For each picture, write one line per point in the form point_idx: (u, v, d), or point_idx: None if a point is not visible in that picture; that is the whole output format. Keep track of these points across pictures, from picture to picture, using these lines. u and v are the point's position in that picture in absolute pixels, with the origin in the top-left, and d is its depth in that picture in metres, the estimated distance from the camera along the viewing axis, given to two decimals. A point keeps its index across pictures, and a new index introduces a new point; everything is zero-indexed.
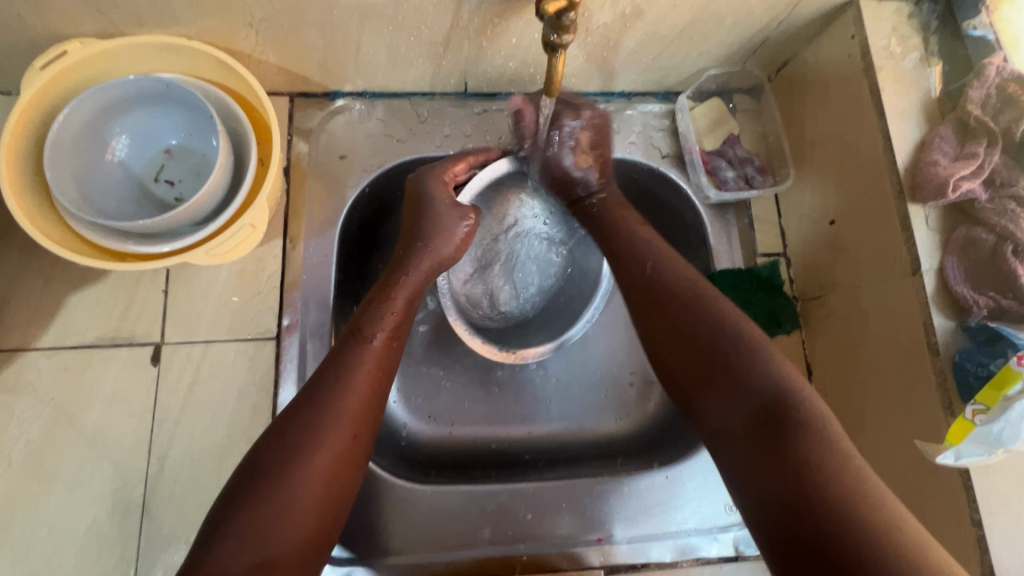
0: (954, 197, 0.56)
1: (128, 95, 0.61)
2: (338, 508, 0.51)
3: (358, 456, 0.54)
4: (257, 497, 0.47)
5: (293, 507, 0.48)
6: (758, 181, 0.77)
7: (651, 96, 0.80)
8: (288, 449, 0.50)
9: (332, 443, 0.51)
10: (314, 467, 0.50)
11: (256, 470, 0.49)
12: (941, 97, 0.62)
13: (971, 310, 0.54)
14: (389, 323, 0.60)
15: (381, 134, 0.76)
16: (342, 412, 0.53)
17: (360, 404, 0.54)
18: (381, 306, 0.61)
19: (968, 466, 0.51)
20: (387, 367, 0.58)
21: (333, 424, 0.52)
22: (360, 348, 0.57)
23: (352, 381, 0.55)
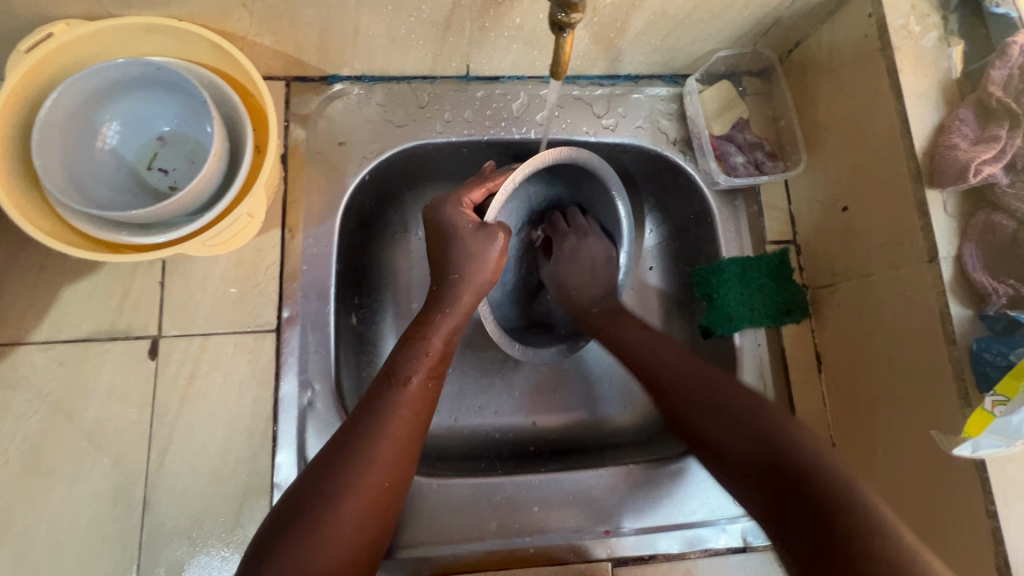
0: (975, 181, 0.54)
1: (118, 79, 0.59)
2: (371, 554, 0.50)
3: (393, 499, 0.52)
4: (292, 544, 0.46)
5: (328, 556, 0.47)
6: (769, 166, 0.75)
7: (658, 80, 0.78)
8: (323, 498, 0.49)
9: (364, 492, 0.50)
10: (351, 515, 0.49)
11: (291, 518, 0.48)
12: (962, 78, 0.59)
13: (989, 298, 0.53)
14: (425, 363, 0.58)
15: (381, 119, 0.73)
16: (378, 457, 0.51)
17: (398, 452, 0.53)
18: (419, 345, 0.59)
19: (984, 457, 0.50)
20: (425, 408, 0.57)
21: (369, 469, 0.51)
22: (396, 390, 0.55)
23: (389, 425, 0.53)
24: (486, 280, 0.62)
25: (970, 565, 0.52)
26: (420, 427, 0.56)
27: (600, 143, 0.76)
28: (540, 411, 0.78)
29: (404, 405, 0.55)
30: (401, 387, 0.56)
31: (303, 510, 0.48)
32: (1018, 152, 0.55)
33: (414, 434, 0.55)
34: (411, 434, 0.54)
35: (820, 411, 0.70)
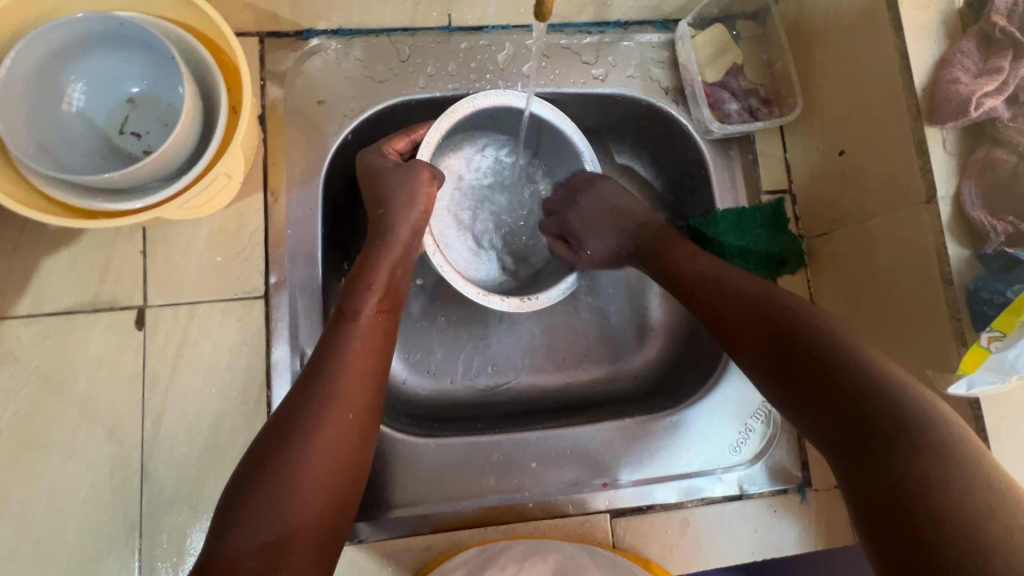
0: (977, 115, 0.52)
1: (79, 36, 0.56)
2: (351, 483, 0.50)
3: (361, 432, 0.52)
4: (263, 483, 0.46)
5: (299, 489, 0.46)
6: (764, 113, 0.73)
7: (648, 25, 0.75)
8: (287, 435, 0.48)
9: (334, 423, 0.50)
10: (324, 446, 0.48)
11: (258, 459, 0.47)
12: (964, 9, 0.57)
13: (988, 237, 0.52)
14: (376, 297, 0.58)
15: (360, 76, 0.70)
16: (342, 387, 0.51)
17: (363, 383, 0.53)
18: (365, 279, 0.58)
19: (979, 395, 0.50)
20: (380, 340, 0.56)
21: (331, 403, 0.50)
22: (349, 327, 0.55)
23: (349, 357, 0.53)
24: (417, 219, 0.63)
25: None
26: (382, 356, 0.56)
27: (589, 93, 0.74)
28: (535, 367, 0.78)
29: (361, 337, 0.55)
30: (356, 319, 0.56)
31: (273, 447, 0.48)
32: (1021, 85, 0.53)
33: (375, 365, 0.54)
34: (370, 362, 0.54)
35: None
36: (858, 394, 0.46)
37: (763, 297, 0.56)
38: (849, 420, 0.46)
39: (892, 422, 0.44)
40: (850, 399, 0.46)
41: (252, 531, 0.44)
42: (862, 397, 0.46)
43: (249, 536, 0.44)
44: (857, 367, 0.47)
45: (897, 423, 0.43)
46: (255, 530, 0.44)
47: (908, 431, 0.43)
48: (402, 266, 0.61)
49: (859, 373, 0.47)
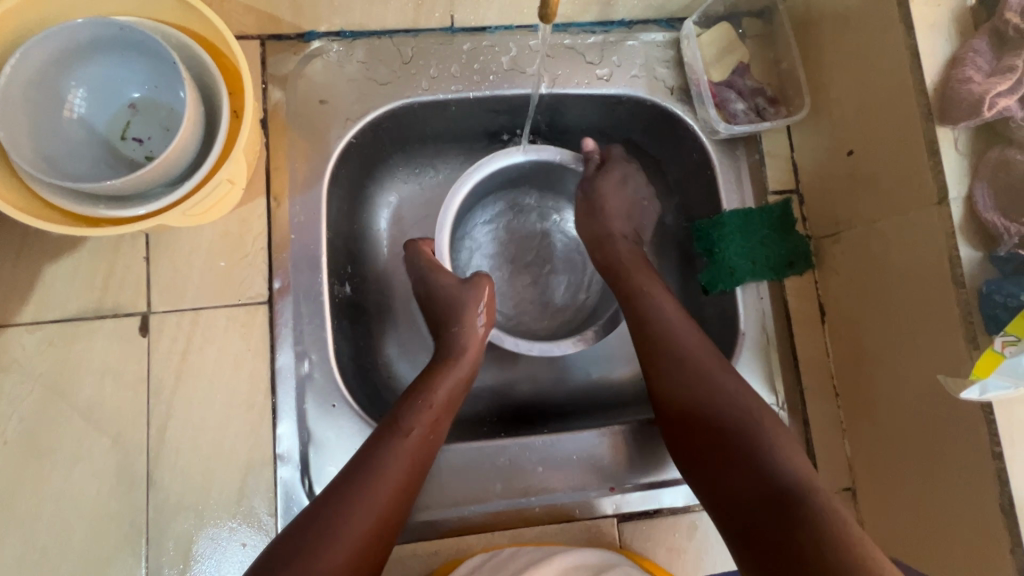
0: (990, 116, 0.51)
1: (79, 41, 0.55)
2: (382, 554, 0.51)
3: (405, 503, 0.54)
4: (314, 532, 0.48)
5: (343, 544, 0.48)
6: (770, 113, 0.72)
7: (653, 25, 0.74)
8: (348, 488, 0.51)
9: (384, 492, 0.52)
10: (368, 511, 0.50)
11: (317, 510, 0.50)
12: (976, 7, 0.56)
13: (1001, 238, 0.51)
14: (456, 374, 0.62)
15: (363, 77, 0.70)
16: (400, 457, 0.54)
17: (416, 458, 0.55)
18: (433, 364, 0.62)
19: (992, 399, 0.49)
20: (445, 416, 0.59)
21: (396, 464, 0.53)
22: (422, 397, 0.59)
23: (407, 431, 0.56)
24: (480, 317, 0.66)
25: (973, 506, 0.52)
26: (437, 432, 0.58)
27: (594, 94, 0.73)
28: (539, 372, 0.77)
29: (421, 411, 0.57)
30: (427, 395, 0.59)
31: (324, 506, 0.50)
32: None
33: (434, 442, 0.58)
34: (428, 437, 0.57)
35: (823, 361, 0.69)
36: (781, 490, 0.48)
37: (703, 384, 0.57)
38: (782, 525, 0.46)
39: (808, 526, 0.45)
40: (770, 503, 0.48)
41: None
42: (799, 492, 0.48)
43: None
44: (811, 488, 0.48)
45: (814, 530, 0.45)
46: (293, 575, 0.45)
47: (811, 514, 0.46)
48: (478, 352, 0.65)
49: (788, 474, 0.49)
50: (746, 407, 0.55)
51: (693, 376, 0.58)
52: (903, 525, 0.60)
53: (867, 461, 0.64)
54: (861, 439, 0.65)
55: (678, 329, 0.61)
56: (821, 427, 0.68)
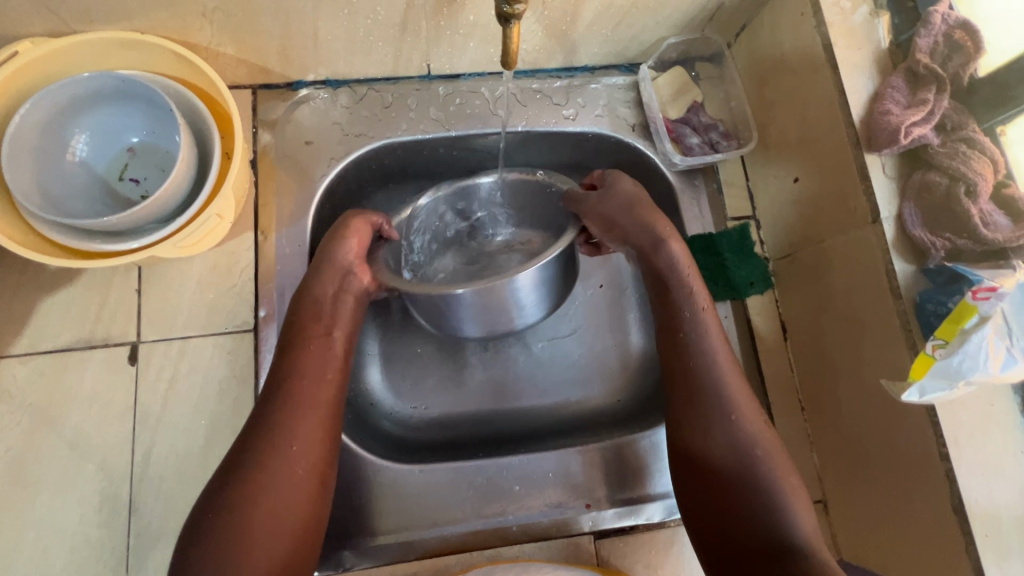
0: (907, 143, 0.57)
1: (84, 92, 0.61)
2: (309, 514, 0.54)
3: (315, 462, 0.55)
4: (217, 516, 0.51)
5: (248, 525, 0.50)
6: (724, 146, 0.77)
7: (614, 70, 0.81)
8: (236, 469, 0.53)
9: (276, 458, 0.54)
10: (281, 494, 0.53)
11: (217, 492, 0.52)
12: (892, 50, 0.62)
13: (929, 252, 0.55)
14: (323, 328, 0.62)
15: (347, 121, 0.76)
16: (290, 422, 0.55)
17: (310, 413, 0.56)
18: (310, 308, 0.62)
19: (933, 402, 0.53)
20: (331, 369, 0.60)
21: (285, 437, 0.55)
22: (297, 359, 0.59)
23: (295, 389, 0.57)
24: (353, 253, 0.65)
25: (928, 509, 0.54)
26: (336, 394, 0.59)
27: (562, 131, 0.79)
28: (518, 395, 0.80)
29: (313, 373, 0.59)
30: (299, 352, 0.60)
31: (225, 503, 0.51)
32: (947, 114, 0.58)
33: (328, 393, 0.59)
34: (322, 396, 0.58)
35: (787, 376, 0.72)
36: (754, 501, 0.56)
37: (687, 356, 0.62)
38: (717, 497, 0.58)
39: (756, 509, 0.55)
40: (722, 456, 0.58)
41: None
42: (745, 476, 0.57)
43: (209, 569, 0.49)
44: (781, 504, 0.55)
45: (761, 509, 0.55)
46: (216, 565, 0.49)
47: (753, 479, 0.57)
48: (350, 301, 0.64)
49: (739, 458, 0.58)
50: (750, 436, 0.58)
51: (700, 368, 0.61)
52: (869, 531, 0.62)
53: (833, 472, 0.66)
54: (827, 451, 0.67)
55: (671, 275, 0.65)
56: (788, 440, 0.70)
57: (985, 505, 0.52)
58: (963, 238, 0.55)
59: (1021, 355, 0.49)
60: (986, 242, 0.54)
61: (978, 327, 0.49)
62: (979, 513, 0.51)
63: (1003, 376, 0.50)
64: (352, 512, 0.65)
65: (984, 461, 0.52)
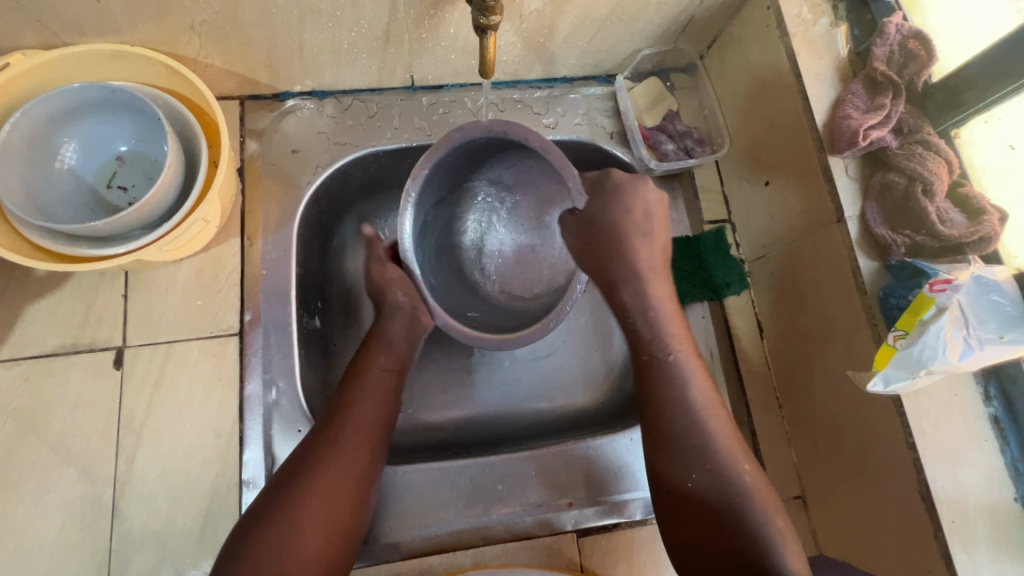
0: (866, 145, 0.59)
1: (74, 102, 0.62)
2: (349, 533, 0.56)
3: (364, 484, 0.58)
4: (269, 525, 0.52)
5: (298, 536, 0.52)
6: (698, 151, 0.81)
7: (592, 80, 0.84)
8: (290, 485, 0.55)
9: (331, 476, 0.56)
10: (327, 506, 0.55)
11: (267, 505, 0.54)
12: (851, 59, 0.66)
13: (891, 249, 0.58)
14: (387, 360, 0.66)
15: (333, 131, 0.78)
16: (347, 443, 0.58)
17: (364, 437, 0.60)
18: (378, 342, 0.66)
19: (899, 393, 0.54)
20: (387, 398, 0.64)
21: (340, 456, 0.57)
22: (362, 386, 0.63)
23: (355, 415, 0.60)
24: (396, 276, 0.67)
25: (898, 498, 0.56)
26: (387, 412, 0.63)
27: None
28: (502, 396, 0.81)
29: (374, 391, 0.63)
30: (364, 381, 0.63)
31: (276, 516, 0.53)
32: (903, 118, 0.61)
33: (383, 419, 0.62)
34: (375, 423, 0.61)
35: (765, 373, 0.74)
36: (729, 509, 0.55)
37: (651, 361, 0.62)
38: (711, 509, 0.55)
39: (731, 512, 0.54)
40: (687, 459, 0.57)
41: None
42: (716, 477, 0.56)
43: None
44: (757, 518, 0.54)
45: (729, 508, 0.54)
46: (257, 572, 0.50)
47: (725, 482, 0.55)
48: (408, 339, 0.67)
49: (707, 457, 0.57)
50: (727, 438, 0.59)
51: (663, 382, 0.61)
52: (845, 522, 0.63)
53: (810, 466, 0.68)
54: (804, 446, 0.68)
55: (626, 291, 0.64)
56: (766, 436, 0.72)
57: (951, 492, 0.53)
58: (922, 235, 0.57)
59: (977, 346, 0.51)
60: (944, 239, 0.56)
61: (936, 318, 0.51)
62: (946, 500, 0.53)
63: (962, 365, 0.52)
64: None
65: (948, 449, 0.54)
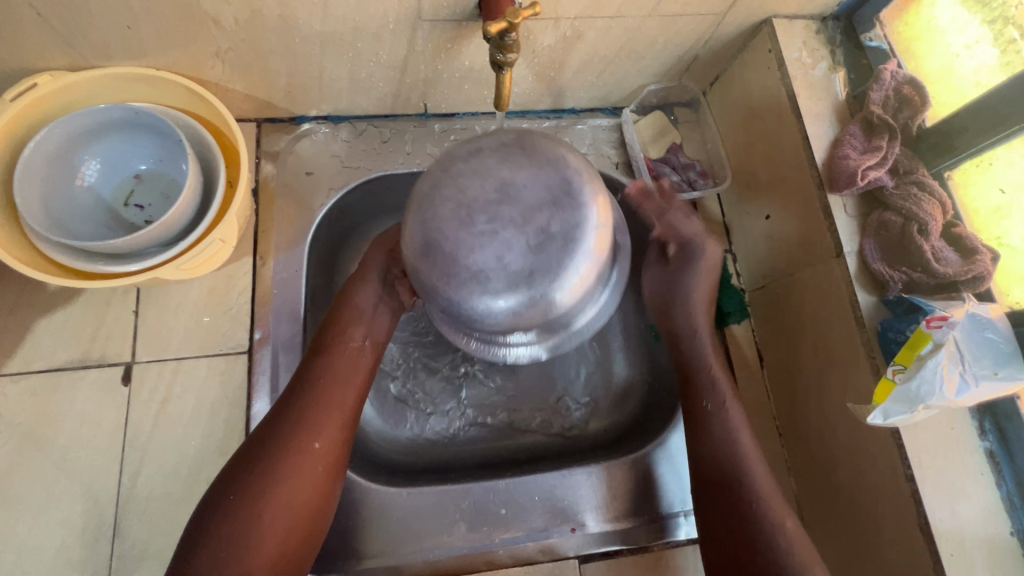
0: (864, 184, 0.62)
1: (97, 123, 0.64)
2: (316, 515, 0.57)
3: (329, 463, 0.58)
4: (231, 502, 0.53)
5: (259, 514, 0.53)
6: (701, 184, 0.83)
7: (599, 112, 0.87)
8: (254, 459, 0.55)
9: (295, 453, 0.56)
10: (289, 481, 0.55)
11: (229, 484, 0.54)
12: (848, 101, 0.69)
13: (888, 284, 0.60)
14: (361, 335, 0.66)
15: (347, 154, 0.80)
16: (312, 419, 0.58)
17: (333, 415, 0.60)
18: (352, 311, 0.67)
19: (897, 425, 0.56)
20: (358, 373, 0.64)
21: (306, 431, 0.57)
22: (334, 357, 0.63)
23: (326, 386, 0.61)
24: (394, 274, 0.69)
25: (898, 529, 0.57)
26: (362, 393, 0.63)
27: None
28: (504, 419, 0.81)
29: (349, 369, 0.63)
30: (333, 353, 0.63)
31: (234, 491, 0.54)
32: (899, 160, 0.63)
33: (352, 396, 0.62)
34: (345, 401, 0.61)
35: (765, 403, 0.74)
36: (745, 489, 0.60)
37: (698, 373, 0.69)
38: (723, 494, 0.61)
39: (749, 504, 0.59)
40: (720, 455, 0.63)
41: (216, 566, 0.50)
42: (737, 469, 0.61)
43: (215, 555, 0.51)
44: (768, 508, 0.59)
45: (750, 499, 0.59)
46: (220, 551, 0.51)
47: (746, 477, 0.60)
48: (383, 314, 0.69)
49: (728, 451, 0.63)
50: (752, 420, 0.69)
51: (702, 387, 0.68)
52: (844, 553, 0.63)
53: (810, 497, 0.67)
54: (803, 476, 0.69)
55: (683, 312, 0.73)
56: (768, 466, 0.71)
57: (949, 524, 0.54)
58: (918, 272, 0.59)
59: (973, 381, 0.53)
60: (939, 276, 0.58)
61: (933, 353, 0.53)
62: (944, 532, 0.54)
63: (958, 400, 0.53)
64: (340, 535, 0.65)
65: (945, 481, 0.56)
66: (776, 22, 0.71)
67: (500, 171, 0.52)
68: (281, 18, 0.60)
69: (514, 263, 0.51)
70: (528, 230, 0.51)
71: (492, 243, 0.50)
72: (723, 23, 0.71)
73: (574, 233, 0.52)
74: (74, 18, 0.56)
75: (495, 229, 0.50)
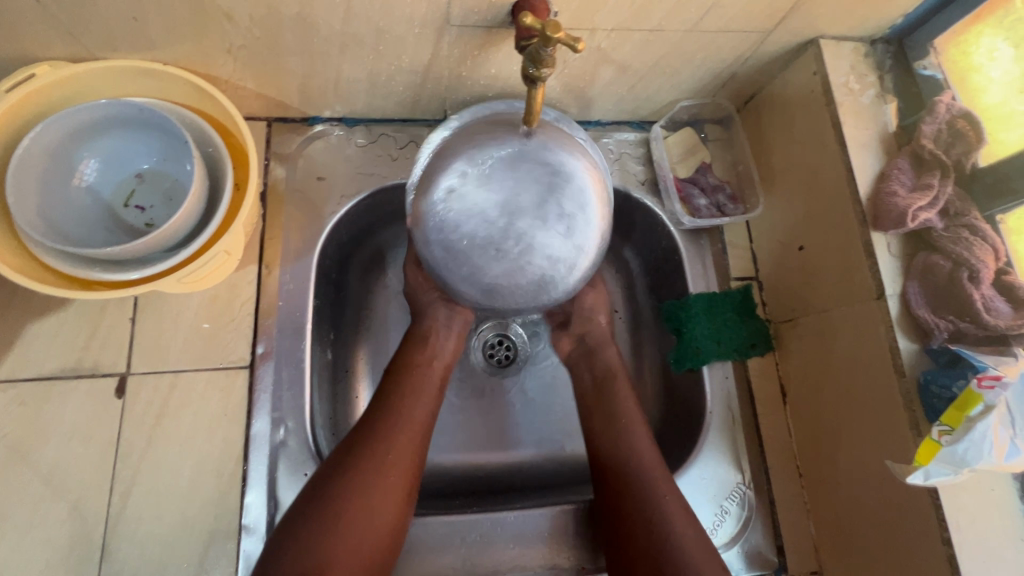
0: (914, 226, 0.59)
1: (98, 118, 0.60)
2: (395, 527, 0.54)
3: (410, 475, 0.56)
4: (317, 512, 0.51)
5: (346, 523, 0.51)
6: (730, 208, 0.78)
7: (626, 125, 0.81)
8: (338, 469, 0.54)
9: (379, 464, 0.54)
10: (375, 492, 0.53)
11: (313, 496, 0.52)
12: (897, 132, 0.66)
13: (933, 333, 0.57)
14: (440, 352, 0.66)
15: (361, 160, 0.76)
16: (391, 433, 0.57)
17: (410, 430, 0.58)
18: (426, 330, 0.67)
19: (936, 485, 0.53)
20: (436, 390, 0.63)
21: (387, 443, 0.56)
22: (414, 374, 0.63)
23: (407, 401, 0.60)
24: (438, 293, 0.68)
25: None
26: (434, 412, 0.62)
27: None
28: (516, 443, 0.78)
29: (422, 386, 0.62)
30: (413, 371, 0.63)
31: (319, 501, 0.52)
32: (950, 200, 0.60)
33: (428, 410, 0.61)
34: (423, 415, 0.60)
35: (786, 442, 0.71)
36: (642, 509, 0.58)
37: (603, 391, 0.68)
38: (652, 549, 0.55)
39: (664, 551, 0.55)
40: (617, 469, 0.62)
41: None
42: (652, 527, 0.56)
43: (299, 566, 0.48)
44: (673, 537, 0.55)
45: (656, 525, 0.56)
46: (304, 561, 0.48)
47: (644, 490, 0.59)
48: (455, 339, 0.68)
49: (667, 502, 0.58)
50: (644, 461, 0.61)
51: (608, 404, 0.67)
52: None
53: (832, 543, 0.65)
54: (824, 522, 0.66)
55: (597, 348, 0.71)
56: (787, 509, 0.68)
57: None
58: (965, 321, 0.56)
59: None
60: (989, 327, 0.55)
61: (982, 416, 0.51)
62: None
63: (1007, 465, 0.52)
64: None
65: (984, 547, 0.53)
66: (823, 43, 0.67)
67: (518, 180, 0.56)
68: (299, 16, 0.56)
69: (552, 267, 0.58)
70: (553, 237, 0.57)
71: (529, 257, 0.57)
72: (767, 41, 0.66)
73: (579, 203, 0.57)
74: (76, 7, 0.52)
75: (527, 246, 0.56)
